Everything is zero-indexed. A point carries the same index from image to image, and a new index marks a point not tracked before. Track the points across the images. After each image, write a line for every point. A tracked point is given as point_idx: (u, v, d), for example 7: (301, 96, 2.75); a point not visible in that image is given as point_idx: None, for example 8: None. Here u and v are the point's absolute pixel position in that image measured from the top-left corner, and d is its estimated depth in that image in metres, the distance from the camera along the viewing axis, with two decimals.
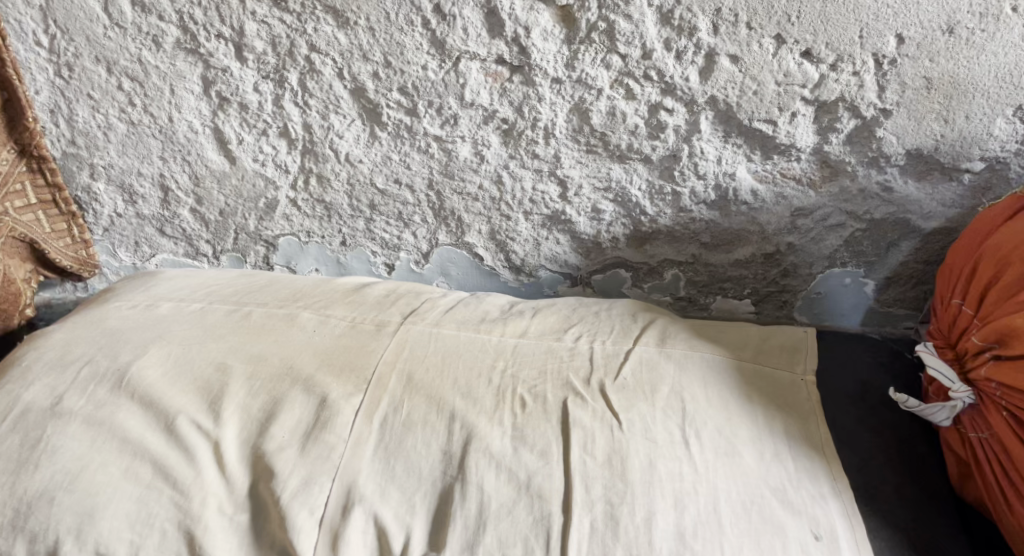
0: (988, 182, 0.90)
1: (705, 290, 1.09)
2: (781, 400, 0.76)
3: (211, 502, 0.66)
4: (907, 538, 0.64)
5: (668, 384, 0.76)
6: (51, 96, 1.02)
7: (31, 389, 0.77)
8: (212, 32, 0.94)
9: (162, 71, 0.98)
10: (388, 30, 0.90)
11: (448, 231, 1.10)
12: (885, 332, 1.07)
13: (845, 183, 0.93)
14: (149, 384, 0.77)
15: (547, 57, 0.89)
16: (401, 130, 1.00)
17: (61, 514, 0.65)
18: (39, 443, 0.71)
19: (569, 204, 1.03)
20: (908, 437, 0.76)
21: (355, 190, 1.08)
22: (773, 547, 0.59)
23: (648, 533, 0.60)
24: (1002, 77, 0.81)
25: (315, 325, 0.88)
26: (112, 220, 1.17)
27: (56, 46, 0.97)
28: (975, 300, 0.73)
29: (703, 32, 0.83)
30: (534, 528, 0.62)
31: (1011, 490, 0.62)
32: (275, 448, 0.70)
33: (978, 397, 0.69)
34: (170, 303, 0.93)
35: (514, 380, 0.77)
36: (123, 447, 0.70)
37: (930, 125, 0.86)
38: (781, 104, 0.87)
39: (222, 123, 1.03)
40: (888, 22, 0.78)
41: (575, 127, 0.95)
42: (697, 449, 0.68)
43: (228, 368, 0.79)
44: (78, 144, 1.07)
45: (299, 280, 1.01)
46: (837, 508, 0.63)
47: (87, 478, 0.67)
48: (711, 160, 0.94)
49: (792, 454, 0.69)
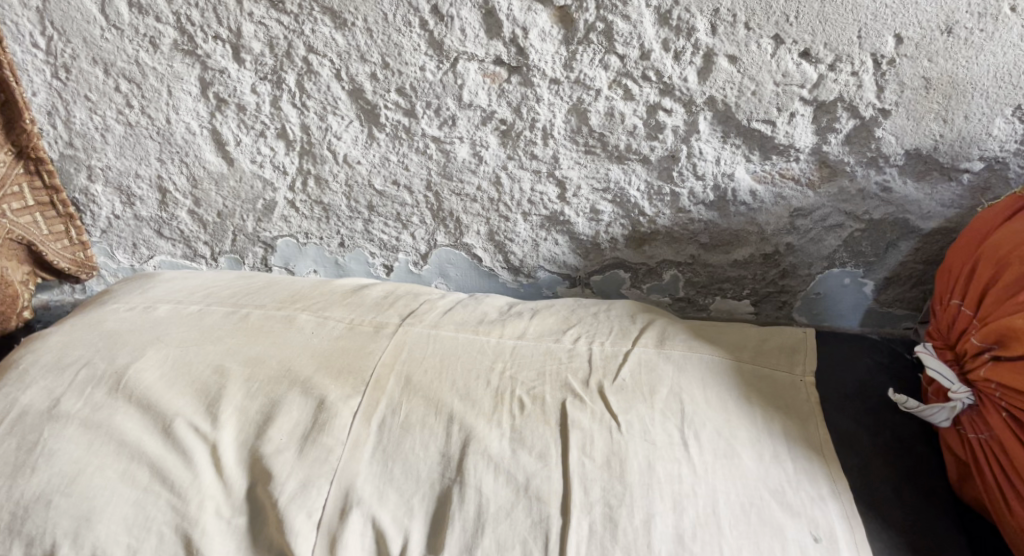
0: (988, 182, 0.90)
1: (704, 290, 1.09)
2: (780, 401, 0.76)
3: (209, 506, 0.66)
4: (906, 539, 0.64)
5: (667, 386, 0.76)
6: (48, 98, 1.02)
7: (28, 392, 0.77)
8: (209, 34, 0.93)
9: (160, 72, 0.98)
10: (386, 31, 0.90)
11: (447, 232, 1.10)
12: (885, 332, 1.07)
13: (844, 184, 0.93)
14: (146, 386, 0.76)
15: (545, 58, 0.88)
16: (399, 132, 1.00)
17: (58, 517, 0.65)
18: (35, 446, 0.71)
19: (568, 205, 1.03)
20: (906, 438, 0.76)
21: (353, 191, 1.08)
22: (773, 549, 0.59)
23: (647, 535, 0.60)
24: (1001, 76, 0.80)
25: (313, 326, 0.88)
26: (110, 222, 1.16)
27: (53, 48, 0.97)
28: (974, 301, 0.72)
29: (702, 33, 0.83)
30: (533, 531, 0.62)
31: (1011, 492, 0.62)
32: (273, 451, 0.70)
33: (978, 398, 0.68)
34: (168, 304, 0.93)
35: (513, 381, 0.77)
36: (120, 450, 0.70)
37: (929, 125, 0.85)
38: (780, 104, 0.87)
39: (219, 124, 1.03)
40: (887, 22, 0.78)
41: (574, 127, 0.95)
42: (696, 450, 0.68)
43: (226, 370, 0.79)
44: (76, 146, 1.07)
45: (297, 282, 1.01)
46: (836, 510, 0.63)
47: (84, 482, 0.67)
48: (710, 161, 0.94)
49: (791, 455, 0.69)
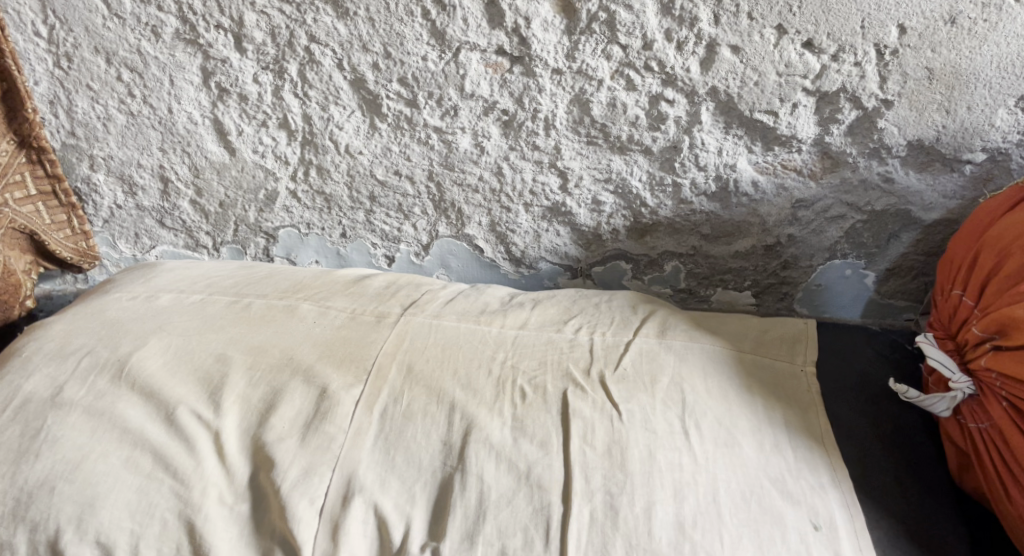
0: (991, 173, 0.90)
1: (705, 282, 1.09)
2: (780, 392, 0.76)
3: (212, 492, 0.66)
4: (906, 529, 0.64)
5: (668, 375, 0.76)
6: (50, 88, 1.02)
7: (31, 380, 0.77)
8: (211, 23, 0.93)
9: (162, 62, 0.98)
10: (388, 20, 0.90)
11: (448, 223, 1.10)
12: (886, 324, 1.07)
13: (846, 174, 0.93)
14: (149, 375, 0.77)
15: (547, 48, 0.88)
16: (401, 122, 1.00)
17: (61, 503, 0.65)
18: (39, 433, 0.71)
19: (569, 196, 1.03)
20: (907, 428, 0.76)
21: (355, 181, 1.08)
22: (773, 537, 0.59)
23: (648, 523, 0.60)
24: (1005, 67, 0.80)
25: (315, 316, 0.88)
26: (112, 212, 1.17)
27: (55, 37, 0.97)
28: (975, 292, 0.73)
29: (704, 23, 0.82)
30: (534, 518, 0.62)
31: (1010, 481, 0.62)
32: (275, 439, 0.70)
33: (978, 388, 0.69)
34: (170, 294, 0.93)
35: (515, 370, 0.78)
36: (123, 437, 0.70)
37: (931, 116, 0.85)
38: (782, 95, 0.87)
39: (221, 114, 1.03)
40: (889, 12, 0.78)
41: (576, 118, 0.95)
42: (697, 439, 0.68)
43: (228, 358, 0.79)
44: (78, 135, 1.07)
45: (299, 272, 1.01)
46: (836, 498, 0.64)
47: (87, 468, 0.68)
48: (712, 152, 0.94)
49: (792, 444, 0.69)
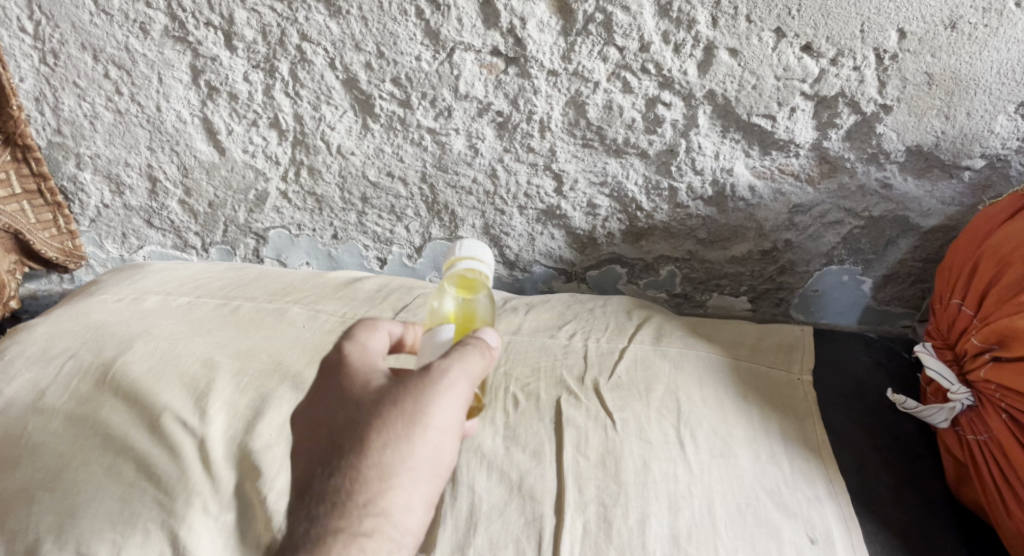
0: (989, 180, 0.89)
1: (701, 287, 1.08)
2: (777, 400, 0.75)
3: (197, 502, 0.64)
4: (901, 541, 0.63)
5: (664, 383, 0.75)
6: (36, 84, 1.00)
7: (14, 384, 0.75)
8: (200, 20, 0.91)
9: (150, 59, 0.96)
10: (381, 19, 0.88)
11: (441, 225, 1.09)
12: (882, 331, 1.07)
13: (844, 179, 0.92)
14: (134, 379, 0.75)
15: (543, 49, 0.87)
16: (394, 122, 0.98)
17: (40, 514, 0.64)
18: (20, 439, 0.69)
19: (564, 199, 1.02)
20: (904, 437, 0.75)
21: (347, 181, 1.06)
22: (768, 550, 0.58)
23: (642, 536, 0.60)
24: (1006, 72, 0.79)
25: (306, 320, 0.86)
26: (99, 211, 1.15)
27: (41, 33, 0.95)
28: (975, 300, 0.72)
29: (703, 25, 0.81)
30: (526, 530, 0.61)
31: (1010, 494, 0.61)
32: (262, 447, 0.69)
33: (977, 399, 0.68)
34: (157, 296, 0.91)
35: (507, 377, 0.77)
36: (105, 444, 0.69)
37: (930, 121, 0.84)
38: (780, 99, 0.86)
39: (211, 113, 1.01)
40: (889, 16, 0.77)
41: (572, 120, 0.93)
42: (692, 449, 0.67)
43: (215, 363, 0.77)
44: (64, 133, 1.05)
45: (289, 273, 1.00)
46: (833, 510, 0.63)
47: (68, 476, 0.66)
48: (709, 156, 0.93)
49: (788, 455, 0.68)
